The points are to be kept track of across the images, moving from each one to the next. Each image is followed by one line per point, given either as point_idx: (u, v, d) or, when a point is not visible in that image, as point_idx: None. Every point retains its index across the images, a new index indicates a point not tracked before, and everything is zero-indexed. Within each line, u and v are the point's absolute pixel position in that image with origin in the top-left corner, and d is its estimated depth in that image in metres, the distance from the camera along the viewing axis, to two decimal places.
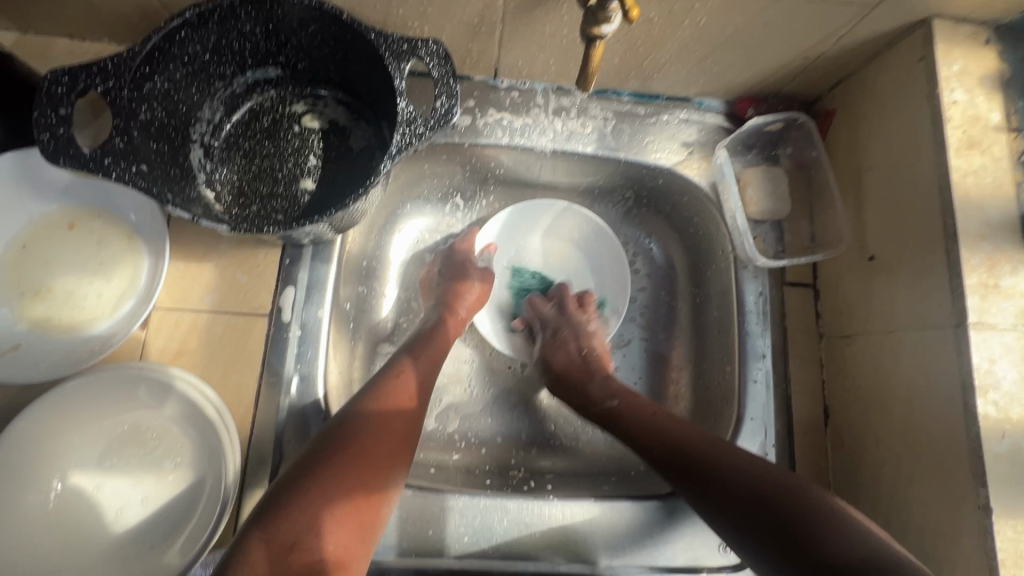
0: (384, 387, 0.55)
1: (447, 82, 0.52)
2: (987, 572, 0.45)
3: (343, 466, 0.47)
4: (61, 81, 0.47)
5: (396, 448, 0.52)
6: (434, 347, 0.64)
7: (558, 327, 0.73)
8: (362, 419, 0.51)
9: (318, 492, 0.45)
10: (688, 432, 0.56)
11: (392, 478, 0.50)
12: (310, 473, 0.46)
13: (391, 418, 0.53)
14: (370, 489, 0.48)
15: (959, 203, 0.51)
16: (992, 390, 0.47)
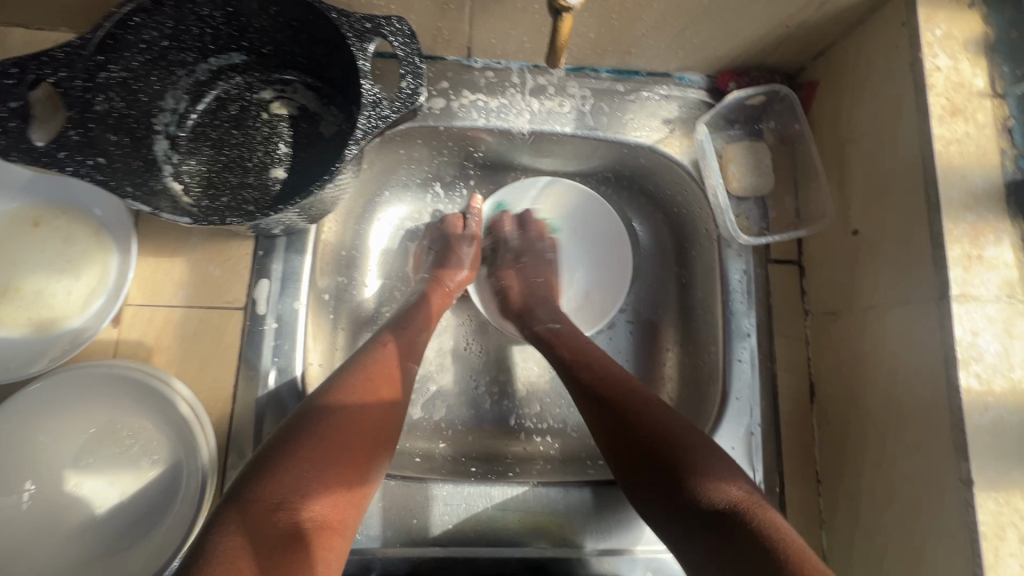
0: (371, 359, 0.55)
1: (412, 61, 0.50)
2: (969, 545, 0.45)
3: (330, 431, 0.47)
4: (9, 72, 0.45)
5: (381, 418, 0.51)
6: (421, 321, 0.64)
7: (523, 251, 0.76)
8: (349, 389, 0.51)
9: (305, 456, 0.45)
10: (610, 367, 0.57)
11: (378, 446, 0.50)
12: (297, 439, 0.46)
13: (378, 384, 0.53)
14: (357, 456, 0.48)
15: (943, 173, 0.50)
16: (974, 361, 0.47)
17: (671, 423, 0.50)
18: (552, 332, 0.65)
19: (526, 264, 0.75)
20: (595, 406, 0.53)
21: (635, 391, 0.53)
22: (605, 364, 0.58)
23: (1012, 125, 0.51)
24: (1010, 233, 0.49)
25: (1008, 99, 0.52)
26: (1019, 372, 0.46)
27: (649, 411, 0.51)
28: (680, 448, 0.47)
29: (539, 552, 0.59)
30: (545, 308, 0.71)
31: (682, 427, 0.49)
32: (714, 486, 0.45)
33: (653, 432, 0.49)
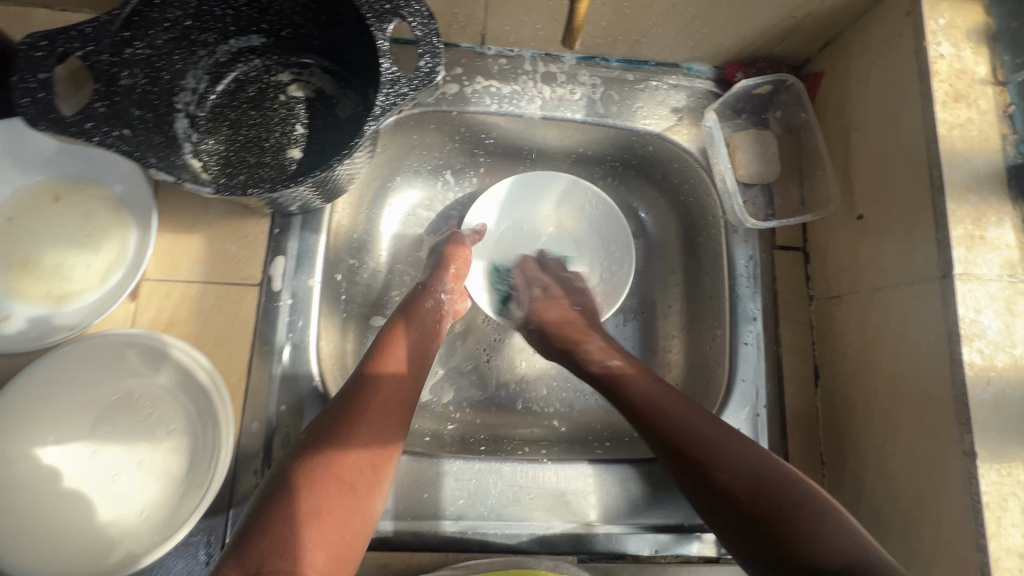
0: (362, 392, 0.53)
1: (431, 41, 0.52)
2: (972, 516, 0.45)
3: (320, 491, 0.45)
4: (38, 45, 0.46)
5: (373, 460, 0.49)
6: (414, 346, 0.59)
7: (547, 284, 0.74)
8: (337, 433, 0.49)
9: (289, 513, 0.43)
10: (680, 405, 0.55)
11: (371, 489, 0.48)
12: (290, 505, 0.44)
13: (375, 434, 0.50)
14: (345, 503, 0.46)
15: (946, 156, 0.51)
16: (977, 338, 0.48)
17: (720, 439, 0.51)
18: (611, 371, 0.61)
19: (557, 296, 0.72)
20: (638, 423, 0.56)
21: (672, 406, 0.55)
22: (680, 407, 0.55)
23: (1013, 112, 0.52)
24: (1011, 214, 0.50)
25: (1009, 86, 0.53)
26: (1020, 349, 0.48)
27: (693, 429, 0.52)
28: (731, 469, 0.48)
29: (547, 529, 0.59)
30: (596, 342, 0.66)
31: (723, 442, 0.50)
32: (761, 504, 0.45)
33: (730, 474, 0.47)
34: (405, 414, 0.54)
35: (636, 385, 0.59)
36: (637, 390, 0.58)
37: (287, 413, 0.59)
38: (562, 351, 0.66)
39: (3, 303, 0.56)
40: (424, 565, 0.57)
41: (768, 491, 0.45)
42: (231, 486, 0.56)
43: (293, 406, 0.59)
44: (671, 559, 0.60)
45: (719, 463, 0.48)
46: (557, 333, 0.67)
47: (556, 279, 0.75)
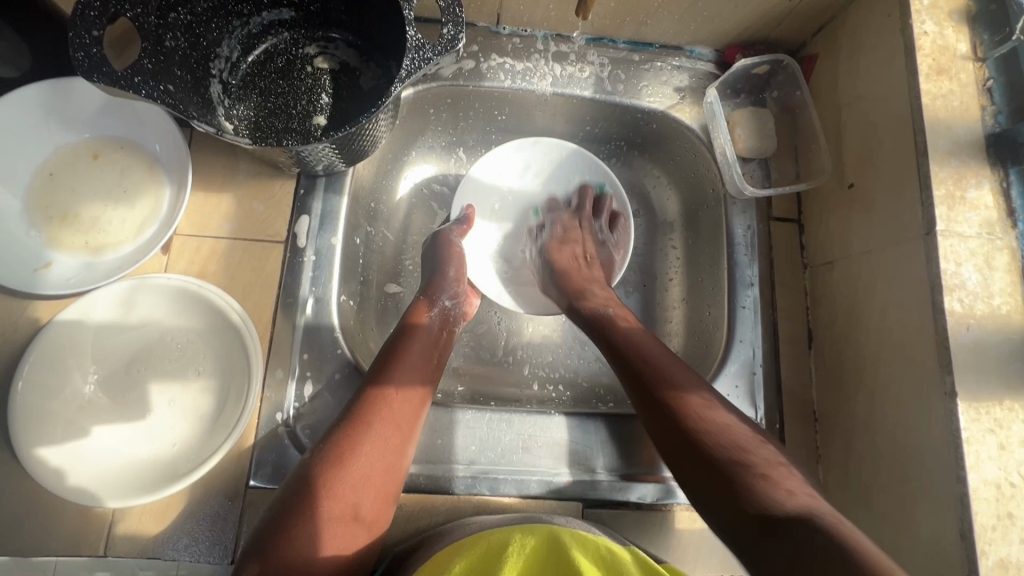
0: (376, 402, 0.55)
1: (453, 12, 0.55)
2: (953, 451, 0.49)
3: (340, 487, 0.50)
4: (92, 5, 0.50)
5: (389, 465, 0.53)
6: (422, 353, 0.61)
7: (570, 228, 0.78)
8: (355, 440, 0.52)
9: (318, 512, 0.48)
10: (671, 360, 0.58)
11: (383, 492, 0.52)
12: (313, 501, 0.48)
13: (391, 427, 0.55)
14: (367, 502, 0.51)
15: (930, 123, 0.55)
16: (957, 289, 0.52)
17: (728, 434, 0.50)
18: (602, 317, 0.65)
19: (574, 241, 0.77)
20: (646, 403, 0.56)
21: (681, 394, 0.54)
22: (662, 358, 0.58)
23: (991, 85, 0.57)
24: (990, 178, 0.54)
25: (988, 63, 0.57)
26: (998, 300, 0.51)
27: (704, 421, 0.51)
28: (732, 460, 0.48)
29: (554, 476, 0.62)
30: (594, 291, 0.70)
31: (731, 436, 0.50)
32: (761, 491, 0.45)
33: (702, 433, 0.50)
34: (417, 420, 0.57)
35: (653, 364, 0.57)
36: (653, 373, 0.57)
37: (310, 361, 0.62)
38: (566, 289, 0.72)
39: (43, 252, 0.59)
40: (437, 507, 0.60)
41: (738, 453, 0.48)
42: (256, 428, 0.59)
43: (315, 355, 0.62)
44: (671, 506, 0.63)
45: (725, 453, 0.48)
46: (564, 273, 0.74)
47: (581, 231, 0.78)
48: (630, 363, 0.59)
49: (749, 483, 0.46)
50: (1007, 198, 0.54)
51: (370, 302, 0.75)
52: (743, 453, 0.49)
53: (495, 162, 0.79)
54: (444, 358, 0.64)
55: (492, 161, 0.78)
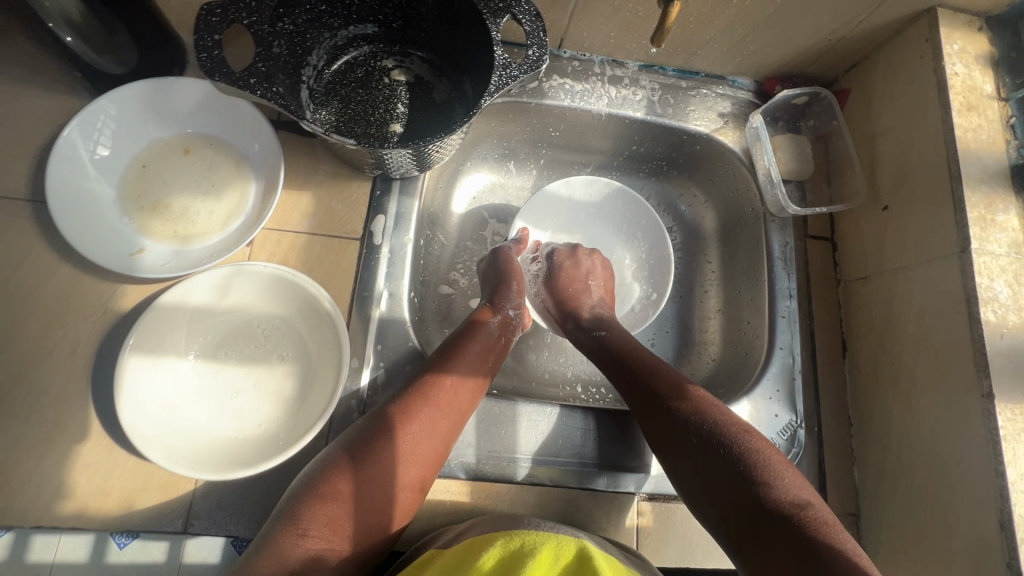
0: (438, 385, 0.59)
1: (538, 35, 0.60)
2: (990, 447, 0.54)
3: (382, 463, 0.53)
4: (215, 12, 0.54)
5: (440, 443, 0.58)
6: (481, 350, 0.64)
7: (562, 262, 0.77)
8: (416, 418, 0.56)
9: (383, 479, 0.53)
10: (636, 349, 0.66)
11: (434, 468, 0.57)
12: (354, 471, 0.52)
13: (439, 410, 0.58)
14: (423, 475, 0.56)
15: (962, 153, 0.62)
16: (991, 301, 0.57)
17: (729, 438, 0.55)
18: (599, 339, 0.69)
19: (569, 271, 0.76)
20: (626, 385, 0.63)
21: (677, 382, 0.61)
22: (636, 349, 0.66)
23: (1014, 122, 0.64)
24: (1016, 204, 0.60)
25: (1010, 102, 0.65)
26: None
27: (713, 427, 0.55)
28: (740, 459, 0.53)
29: (610, 469, 0.66)
30: (588, 314, 0.73)
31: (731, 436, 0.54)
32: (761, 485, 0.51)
33: (711, 435, 0.55)
34: (470, 407, 0.61)
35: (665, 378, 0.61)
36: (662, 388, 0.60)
37: (382, 352, 0.65)
38: (571, 317, 0.74)
39: (136, 239, 0.62)
40: (501, 497, 0.63)
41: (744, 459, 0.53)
42: (331, 414, 0.62)
43: (388, 348, 0.65)
44: None
45: (722, 461, 0.53)
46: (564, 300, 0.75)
47: (574, 262, 0.77)
48: (641, 376, 0.62)
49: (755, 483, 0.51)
50: None
51: (428, 302, 0.78)
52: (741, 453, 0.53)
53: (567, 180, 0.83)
54: (501, 361, 0.67)
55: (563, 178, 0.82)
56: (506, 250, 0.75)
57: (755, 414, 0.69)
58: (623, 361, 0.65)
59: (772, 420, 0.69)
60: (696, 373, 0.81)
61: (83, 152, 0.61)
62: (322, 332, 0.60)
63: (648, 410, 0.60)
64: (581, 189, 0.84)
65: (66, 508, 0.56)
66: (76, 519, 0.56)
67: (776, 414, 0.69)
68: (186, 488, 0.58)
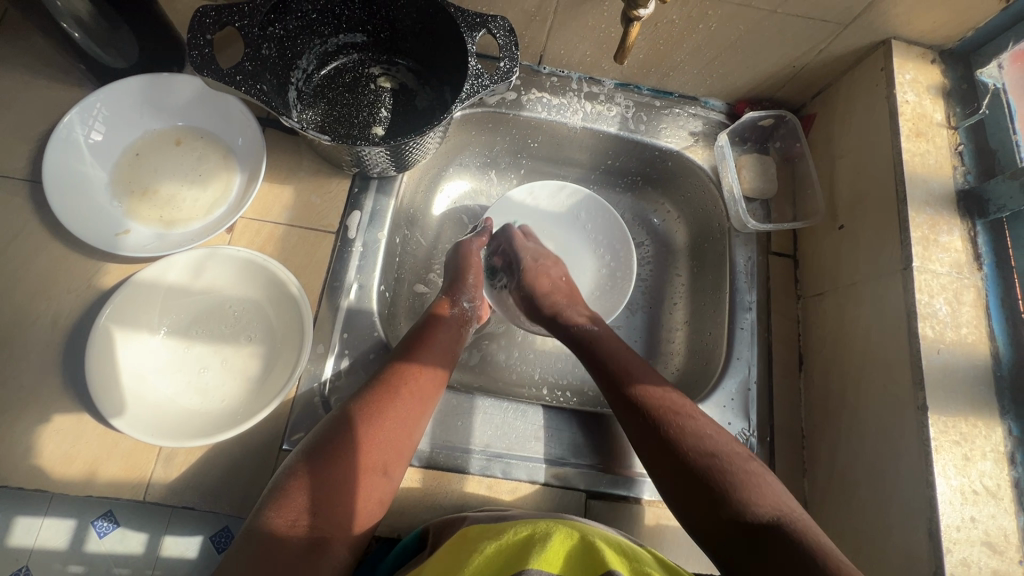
0: (401, 376, 0.61)
1: (511, 49, 0.64)
2: (923, 458, 0.55)
3: (359, 449, 0.55)
4: (208, 15, 0.58)
5: (409, 428, 0.59)
6: (442, 343, 0.67)
7: (523, 262, 0.80)
8: (380, 407, 0.58)
9: (348, 463, 0.54)
10: (627, 352, 0.67)
11: (403, 454, 0.58)
12: (334, 457, 0.54)
13: (410, 398, 0.60)
14: (390, 459, 0.57)
15: (909, 176, 0.64)
16: (930, 317, 0.59)
17: (701, 443, 0.57)
18: (589, 335, 0.70)
19: (540, 266, 0.79)
20: (622, 402, 0.63)
21: (660, 388, 0.62)
22: (620, 351, 0.67)
23: (962, 149, 0.66)
24: (960, 226, 0.63)
25: (960, 130, 0.67)
26: (964, 329, 0.59)
27: (692, 434, 0.58)
28: (720, 470, 0.54)
29: (562, 466, 0.67)
30: (572, 311, 0.74)
31: (706, 444, 0.57)
32: (736, 487, 0.53)
33: (692, 447, 0.56)
34: (434, 397, 0.63)
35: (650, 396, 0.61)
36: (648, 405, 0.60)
37: (348, 340, 0.68)
38: (546, 320, 0.75)
39: (123, 220, 0.66)
40: (452, 486, 0.64)
41: (721, 471, 0.54)
42: (294, 396, 0.65)
43: (353, 336, 0.68)
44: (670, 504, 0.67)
45: (670, 437, 0.58)
46: (541, 292, 0.77)
47: (521, 254, 0.81)
48: (635, 396, 0.62)
49: (737, 497, 0.52)
50: (974, 244, 0.62)
51: (401, 298, 0.81)
52: (724, 460, 0.56)
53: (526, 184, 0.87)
54: (461, 352, 0.70)
55: (525, 183, 0.86)
56: (465, 243, 0.79)
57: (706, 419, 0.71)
58: (613, 370, 0.65)
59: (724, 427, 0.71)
60: None
61: (80, 137, 0.66)
62: (288, 317, 0.64)
63: (636, 423, 0.60)
64: (546, 193, 0.88)
65: (33, 472, 0.59)
66: (42, 482, 0.58)
67: (729, 422, 0.71)
68: (149, 458, 0.60)
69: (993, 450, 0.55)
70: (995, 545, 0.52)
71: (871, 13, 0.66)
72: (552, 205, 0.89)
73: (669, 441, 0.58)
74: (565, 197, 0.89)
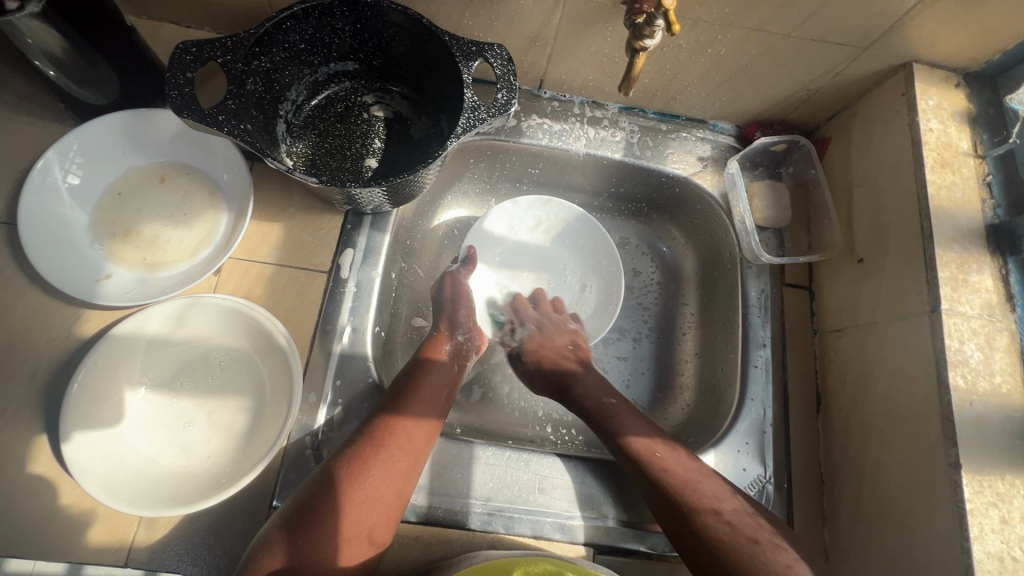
0: (391, 431, 0.58)
1: (508, 79, 0.61)
2: (956, 518, 0.51)
3: (345, 510, 0.52)
4: (190, 51, 0.55)
5: (398, 487, 0.56)
6: (433, 389, 0.63)
7: (541, 324, 0.78)
8: (367, 466, 0.55)
9: (326, 527, 0.51)
10: (632, 420, 0.65)
11: (392, 515, 0.55)
12: (315, 523, 0.51)
13: (399, 451, 0.57)
14: (376, 523, 0.53)
15: (935, 210, 0.60)
16: (961, 364, 0.55)
17: (751, 540, 0.53)
18: (606, 406, 0.67)
19: (550, 334, 0.77)
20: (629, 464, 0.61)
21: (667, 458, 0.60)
22: (628, 422, 0.64)
23: (991, 181, 0.63)
24: (990, 264, 0.59)
25: (987, 160, 0.64)
26: (998, 377, 0.55)
27: (752, 548, 0.52)
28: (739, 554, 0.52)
29: (568, 519, 0.63)
30: (591, 378, 0.71)
31: (738, 523, 0.54)
32: None
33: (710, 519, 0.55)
34: (426, 449, 0.60)
35: (651, 455, 0.60)
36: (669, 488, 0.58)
37: (341, 388, 0.64)
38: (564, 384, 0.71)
39: (103, 265, 0.63)
40: (452, 542, 0.61)
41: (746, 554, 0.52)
42: (285, 449, 0.61)
43: (345, 384, 0.64)
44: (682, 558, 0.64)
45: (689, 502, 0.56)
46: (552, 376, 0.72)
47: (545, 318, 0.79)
48: (641, 458, 0.60)
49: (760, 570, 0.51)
50: (1006, 283, 0.59)
51: (398, 335, 0.78)
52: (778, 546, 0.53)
53: (507, 214, 0.84)
54: (456, 393, 0.67)
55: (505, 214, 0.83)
56: (454, 273, 0.76)
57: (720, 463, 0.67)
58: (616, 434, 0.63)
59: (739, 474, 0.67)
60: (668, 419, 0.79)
61: (57, 180, 0.62)
62: (278, 364, 0.61)
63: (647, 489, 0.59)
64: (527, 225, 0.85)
65: None
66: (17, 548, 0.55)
67: (744, 468, 0.67)
68: (131, 520, 0.57)
69: None
70: None
71: (892, 36, 0.62)
72: (537, 234, 0.86)
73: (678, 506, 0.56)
74: (548, 227, 0.86)
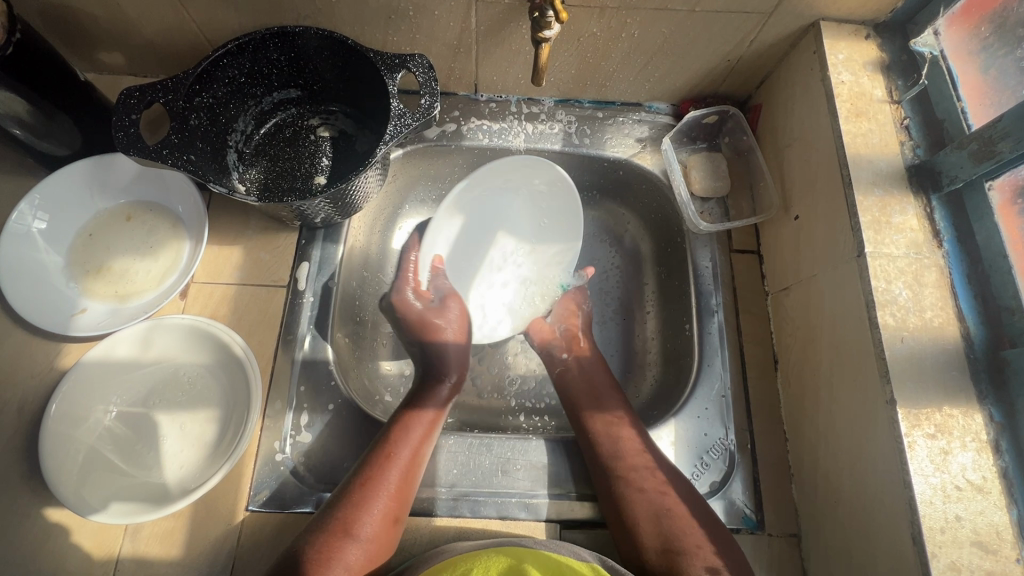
0: (395, 449, 0.62)
1: (430, 85, 0.64)
2: (897, 454, 0.52)
3: (359, 514, 0.57)
4: (133, 96, 0.61)
5: (404, 490, 0.61)
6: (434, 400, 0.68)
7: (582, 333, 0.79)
8: (380, 473, 0.60)
9: (340, 530, 0.56)
10: (593, 387, 0.72)
11: (399, 517, 0.60)
12: (332, 526, 0.56)
13: (410, 461, 0.62)
14: (385, 523, 0.58)
15: (852, 158, 0.62)
16: (890, 304, 0.56)
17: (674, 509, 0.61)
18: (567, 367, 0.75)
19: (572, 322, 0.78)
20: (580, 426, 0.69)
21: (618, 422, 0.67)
22: (593, 392, 0.72)
23: (908, 123, 0.64)
24: (913, 204, 0.60)
25: (904, 104, 0.65)
26: (929, 313, 0.55)
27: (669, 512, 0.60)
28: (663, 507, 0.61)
29: (532, 497, 0.65)
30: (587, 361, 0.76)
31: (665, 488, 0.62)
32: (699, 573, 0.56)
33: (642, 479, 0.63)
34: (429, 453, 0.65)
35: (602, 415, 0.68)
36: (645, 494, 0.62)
37: (305, 393, 0.68)
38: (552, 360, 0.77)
39: (77, 301, 0.68)
40: (420, 530, 0.63)
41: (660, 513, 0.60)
42: (255, 454, 0.65)
43: (309, 388, 0.68)
44: None
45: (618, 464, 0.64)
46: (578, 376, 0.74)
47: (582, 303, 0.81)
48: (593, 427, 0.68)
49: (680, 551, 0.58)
50: (932, 221, 0.59)
51: (364, 342, 0.79)
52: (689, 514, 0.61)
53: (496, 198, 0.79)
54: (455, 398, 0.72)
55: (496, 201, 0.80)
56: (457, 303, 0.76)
57: (678, 429, 0.69)
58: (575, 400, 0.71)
59: (701, 439, 0.68)
60: (637, 396, 0.80)
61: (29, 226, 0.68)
62: (242, 374, 0.65)
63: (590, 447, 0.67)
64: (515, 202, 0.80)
65: None
66: None
67: (705, 432, 0.68)
68: (117, 533, 0.62)
69: (975, 440, 0.51)
70: (987, 544, 0.48)
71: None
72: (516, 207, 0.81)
73: (615, 459, 0.64)
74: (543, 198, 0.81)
